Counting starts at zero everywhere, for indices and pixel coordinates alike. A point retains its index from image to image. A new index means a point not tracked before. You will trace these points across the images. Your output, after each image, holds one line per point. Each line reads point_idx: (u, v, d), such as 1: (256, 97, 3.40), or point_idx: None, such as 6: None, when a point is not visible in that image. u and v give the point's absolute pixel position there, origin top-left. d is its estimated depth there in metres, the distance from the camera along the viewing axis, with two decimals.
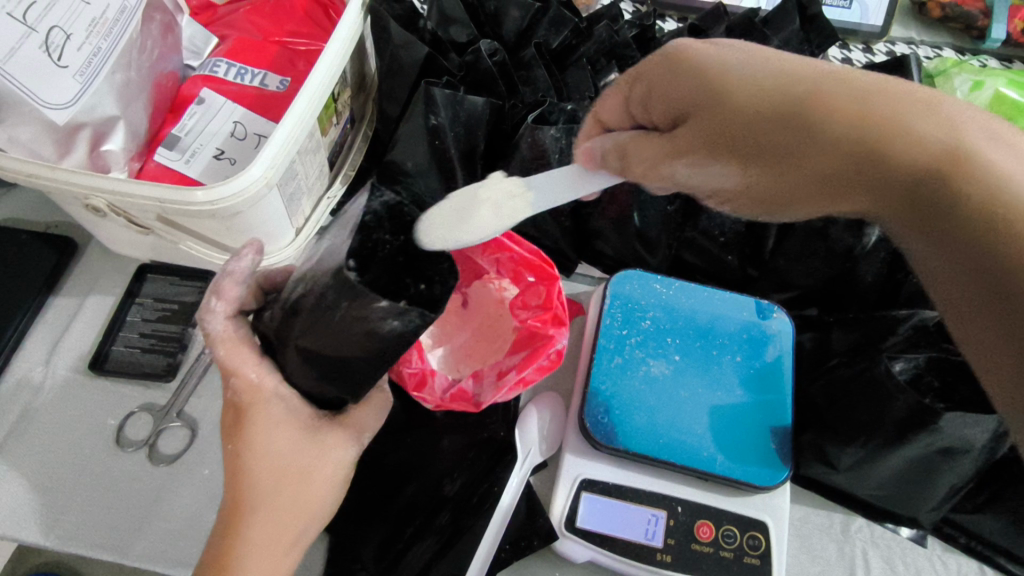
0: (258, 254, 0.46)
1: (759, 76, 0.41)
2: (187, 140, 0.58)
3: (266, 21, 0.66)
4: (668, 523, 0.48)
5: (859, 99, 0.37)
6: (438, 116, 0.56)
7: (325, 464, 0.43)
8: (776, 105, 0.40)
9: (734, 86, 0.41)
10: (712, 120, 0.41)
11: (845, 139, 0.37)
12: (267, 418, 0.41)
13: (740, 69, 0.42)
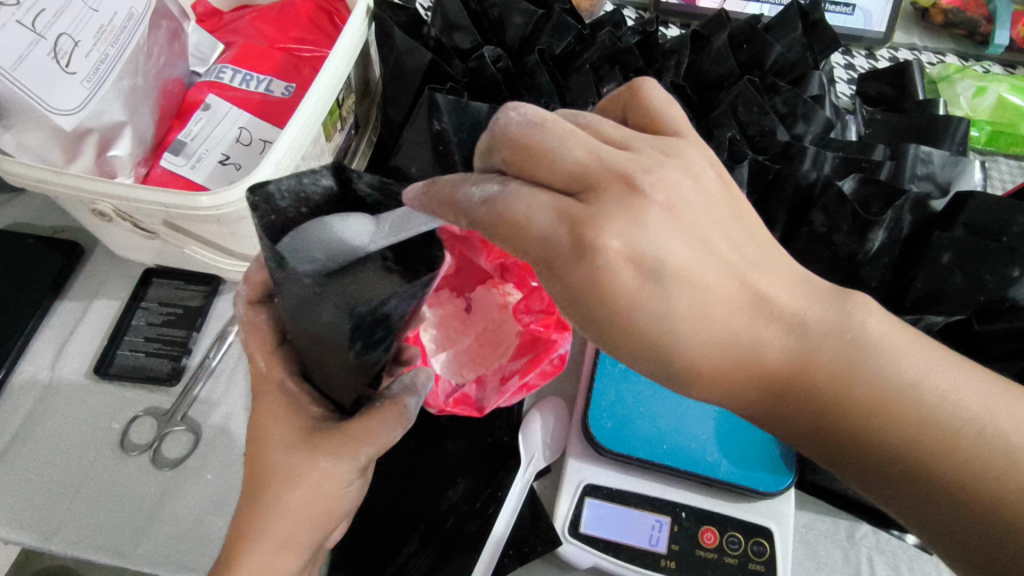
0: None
1: (687, 321, 0.32)
2: (193, 145, 0.59)
3: (272, 28, 0.67)
4: (672, 529, 0.48)
5: (753, 347, 0.33)
6: (442, 122, 0.56)
7: (312, 468, 0.39)
8: (716, 356, 0.33)
9: (675, 333, 0.32)
10: (641, 350, 0.33)
11: (788, 412, 0.34)
12: (278, 404, 0.41)
13: (686, 319, 0.32)
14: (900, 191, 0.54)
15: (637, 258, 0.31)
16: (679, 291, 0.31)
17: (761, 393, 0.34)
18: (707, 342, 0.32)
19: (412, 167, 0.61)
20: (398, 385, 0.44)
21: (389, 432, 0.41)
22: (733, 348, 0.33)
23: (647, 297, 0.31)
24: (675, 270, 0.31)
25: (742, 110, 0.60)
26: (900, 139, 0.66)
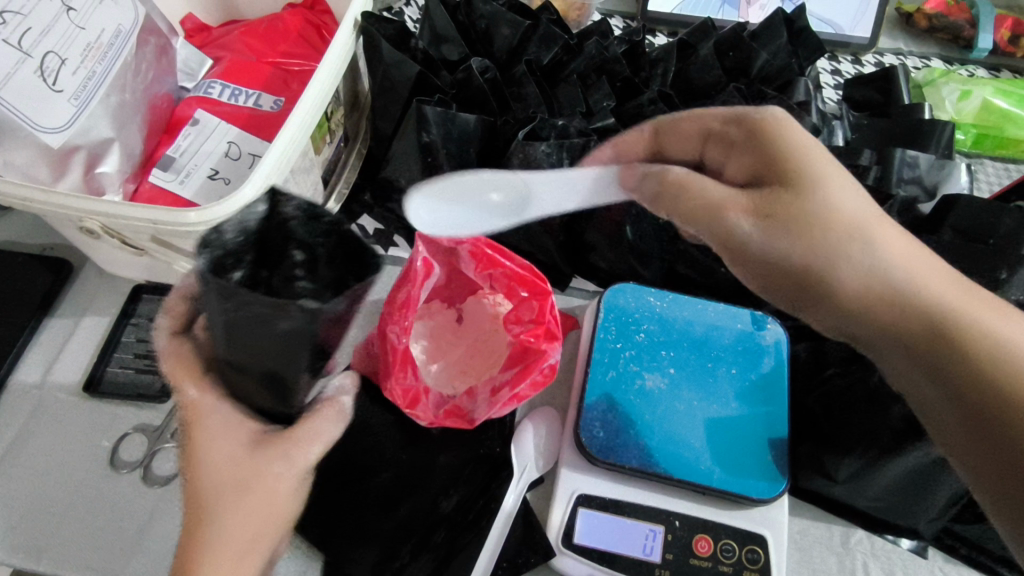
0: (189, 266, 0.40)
1: (840, 186, 0.44)
2: (182, 160, 0.59)
3: (260, 42, 0.68)
4: (666, 538, 0.47)
5: (916, 275, 0.41)
6: (430, 134, 0.57)
7: (265, 476, 0.40)
8: (858, 216, 0.43)
9: (831, 193, 0.44)
10: (824, 203, 0.43)
11: (934, 302, 0.39)
12: (213, 424, 0.40)
13: (840, 190, 0.44)
14: (885, 196, 0.56)
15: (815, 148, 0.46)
16: (842, 179, 0.44)
17: (905, 288, 0.41)
18: (874, 227, 0.43)
19: (402, 178, 0.61)
20: (330, 390, 0.47)
21: (332, 427, 0.43)
22: (869, 221, 0.43)
23: (817, 157, 0.45)
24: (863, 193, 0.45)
25: None
26: (888, 142, 0.67)
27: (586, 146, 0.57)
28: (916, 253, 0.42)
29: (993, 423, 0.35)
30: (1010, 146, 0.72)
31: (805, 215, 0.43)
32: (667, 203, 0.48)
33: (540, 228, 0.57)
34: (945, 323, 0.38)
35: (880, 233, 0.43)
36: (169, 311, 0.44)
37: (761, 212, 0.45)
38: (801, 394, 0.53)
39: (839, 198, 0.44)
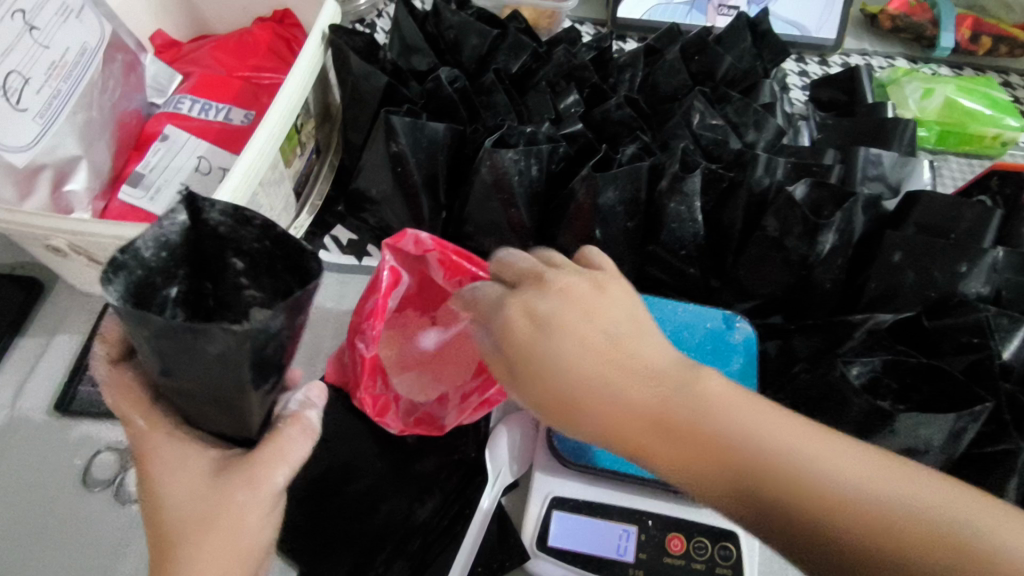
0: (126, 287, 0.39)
1: (562, 330, 0.34)
2: (152, 176, 0.59)
3: (231, 57, 0.68)
4: (640, 537, 0.48)
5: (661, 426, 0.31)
6: (399, 143, 0.57)
7: (230, 506, 0.36)
8: (599, 347, 0.34)
9: (581, 346, 0.34)
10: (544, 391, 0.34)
11: (791, 501, 0.29)
12: (168, 453, 0.37)
13: (580, 321, 0.35)
14: (848, 194, 0.56)
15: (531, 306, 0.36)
16: (606, 344, 0.34)
17: (737, 483, 0.30)
18: (644, 403, 0.32)
19: (374, 189, 0.62)
20: (293, 403, 0.43)
21: (302, 446, 0.40)
22: (634, 378, 0.33)
23: (555, 317, 0.35)
24: (561, 315, 0.35)
25: (694, 120, 0.61)
26: (853, 141, 0.68)
27: (553, 152, 0.57)
28: (678, 373, 0.33)
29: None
30: (974, 142, 0.74)
31: (631, 430, 0.32)
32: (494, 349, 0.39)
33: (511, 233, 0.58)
34: (837, 514, 0.28)
35: (696, 396, 0.32)
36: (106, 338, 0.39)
37: (556, 402, 0.34)
38: (773, 390, 0.53)
39: (573, 356, 0.33)
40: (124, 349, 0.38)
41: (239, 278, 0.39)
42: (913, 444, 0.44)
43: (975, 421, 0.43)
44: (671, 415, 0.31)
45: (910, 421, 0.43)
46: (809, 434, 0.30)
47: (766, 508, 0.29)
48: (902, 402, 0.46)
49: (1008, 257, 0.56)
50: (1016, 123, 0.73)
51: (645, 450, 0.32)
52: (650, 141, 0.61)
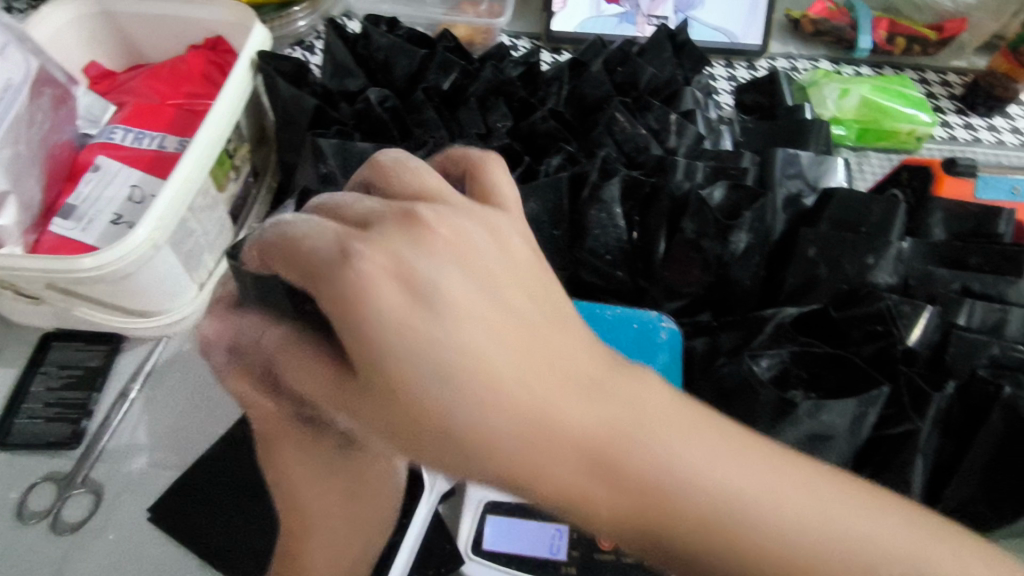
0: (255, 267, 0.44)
1: (409, 357, 0.26)
2: (84, 207, 0.59)
3: (164, 85, 0.69)
4: (572, 535, 0.49)
5: (592, 458, 0.26)
6: (328, 165, 0.58)
7: (366, 489, 0.45)
8: (491, 341, 0.26)
9: (484, 386, 0.26)
10: (423, 418, 0.26)
11: (711, 536, 0.26)
12: (292, 447, 0.42)
13: (473, 293, 0.27)
14: (761, 193, 0.58)
15: (406, 276, 0.26)
16: (482, 342, 0.26)
17: (658, 521, 0.26)
18: (553, 417, 0.26)
19: None
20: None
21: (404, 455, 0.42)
22: (543, 416, 0.25)
23: (420, 348, 0.26)
24: (457, 302, 0.26)
25: (617, 129, 0.64)
26: (773, 143, 0.71)
27: None
28: (566, 385, 0.26)
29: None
30: (891, 138, 0.77)
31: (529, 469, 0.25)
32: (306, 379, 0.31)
33: None
34: (749, 555, 0.26)
35: (604, 434, 0.26)
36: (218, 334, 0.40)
37: (426, 443, 0.26)
38: (699, 383, 0.55)
39: (451, 374, 0.26)
40: (240, 348, 0.39)
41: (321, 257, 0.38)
42: (821, 429, 0.46)
43: (873, 411, 0.46)
44: (605, 460, 0.26)
45: (811, 408, 0.45)
46: (740, 458, 0.27)
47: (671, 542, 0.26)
48: (814, 390, 0.49)
49: (915, 247, 0.58)
50: (928, 118, 0.76)
51: (536, 488, 0.26)
52: (575, 151, 0.64)
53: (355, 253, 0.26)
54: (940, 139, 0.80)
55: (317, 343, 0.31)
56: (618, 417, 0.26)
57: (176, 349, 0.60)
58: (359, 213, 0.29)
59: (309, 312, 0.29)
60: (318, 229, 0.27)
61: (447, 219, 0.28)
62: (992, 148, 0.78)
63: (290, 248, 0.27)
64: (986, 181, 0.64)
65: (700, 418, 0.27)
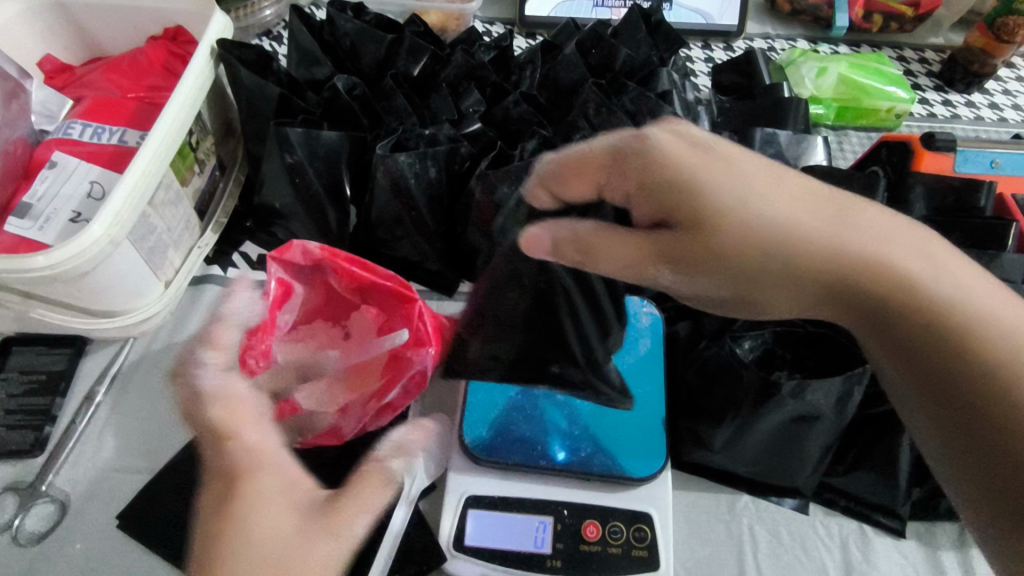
0: (251, 292, 0.52)
1: (784, 194, 0.43)
2: (40, 206, 0.57)
3: (125, 78, 0.67)
4: (556, 527, 0.48)
5: (760, 229, 0.43)
6: (295, 155, 0.57)
7: (307, 559, 0.36)
8: (693, 168, 0.44)
9: (767, 207, 0.43)
10: (720, 220, 0.43)
11: (859, 264, 0.40)
12: (269, 487, 0.39)
13: (698, 169, 0.44)
14: None
15: (688, 140, 0.46)
16: (772, 180, 0.44)
17: (839, 268, 0.41)
18: (798, 225, 0.42)
19: (278, 201, 0.61)
20: (388, 449, 0.45)
21: (380, 496, 0.41)
22: (845, 223, 0.42)
23: (672, 173, 0.44)
24: (723, 151, 0.45)
25: (593, 112, 0.62)
26: (751, 123, 0.70)
27: (453, 153, 0.57)
28: (853, 207, 0.43)
29: (978, 444, 0.34)
30: (870, 116, 0.77)
31: (813, 249, 0.41)
32: (599, 250, 0.46)
33: (417, 234, 0.60)
34: (910, 287, 0.38)
35: (854, 221, 0.42)
36: (216, 345, 0.46)
37: (751, 246, 0.43)
38: (681, 368, 0.53)
39: (694, 177, 0.44)
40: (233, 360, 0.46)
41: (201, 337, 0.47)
42: (804, 410, 0.45)
43: (852, 404, 0.46)
44: (808, 240, 0.41)
45: (794, 388, 0.44)
46: (894, 231, 0.41)
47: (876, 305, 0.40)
48: (796, 371, 0.48)
49: None
50: (906, 95, 0.76)
51: (828, 249, 0.41)
52: (551, 135, 0.62)
53: (651, 135, 0.46)
54: (919, 116, 0.79)
55: (581, 223, 0.47)
56: (876, 221, 0.42)
57: (143, 351, 0.58)
58: (587, 153, 0.48)
59: (583, 232, 0.46)
60: (594, 145, 0.48)
61: (699, 130, 0.47)
62: (971, 124, 0.78)
63: (591, 157, 0.47)
64: (966, 156, 0.63)
65: (850, 205, 0.43)
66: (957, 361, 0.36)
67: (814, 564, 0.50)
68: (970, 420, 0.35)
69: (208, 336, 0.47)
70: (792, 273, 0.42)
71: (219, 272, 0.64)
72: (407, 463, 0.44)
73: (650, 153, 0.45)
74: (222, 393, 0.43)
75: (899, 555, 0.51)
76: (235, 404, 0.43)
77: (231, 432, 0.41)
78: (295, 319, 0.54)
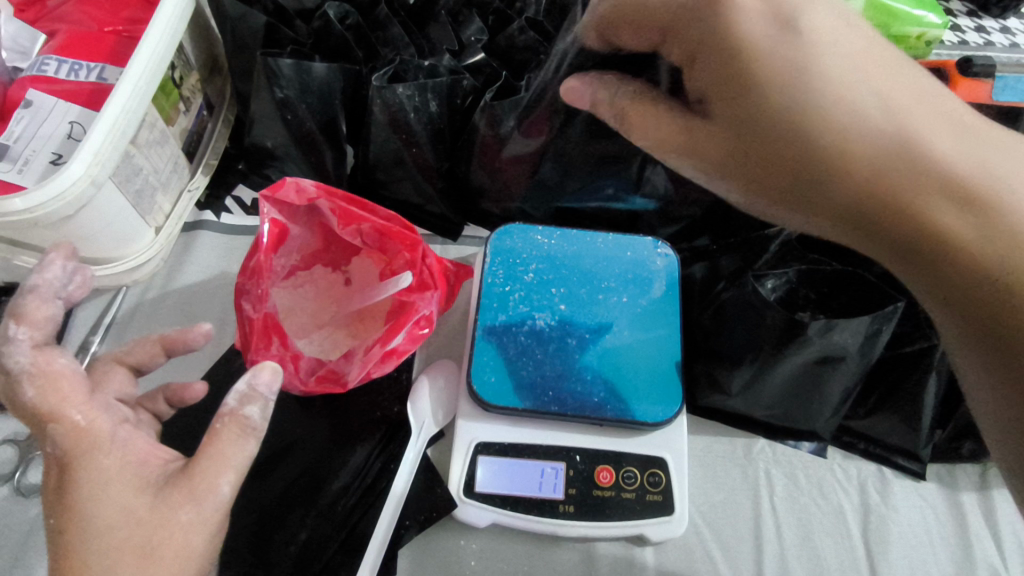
0: (71, 262, 0.38)
1: (835, 70, 0.36)
2: (18, 147, 0.53)
3: (101, 10, 0.62)
4: (567, 474, 0.47)
5: (798, 122, 0.37)
6: (284, 89, 0.52)
7: (170, 531, 0.32)
8: (742, 39, 0.37)
9: (808, 83, 0.36)
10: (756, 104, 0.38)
11: (950, 171, 0.34)
12: (114, 465, 0.33)
13: (753, 42, 0.37)
14: None
15: (773, 11, 0.37)
16: (839, 74, 0.36)
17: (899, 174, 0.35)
18: (849, 122, 0.35)
19: (270, 141, 0.57)
20: (233, 395, 0.37)
21: (242, 448, 0.35)
22: (877, 118, 0.35)
23: (732, 43, 0.37)
24: (806, 29, 0.36)
25: None
26: None
27: (456, 85, 0.53)
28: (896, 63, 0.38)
29: (983, 327, 0.34)
30: (898, 44, 0.72)
31: (830, 137, 0.36)
32: (637, 122, 0.44)
33: (420, 176, 0.57)
34: (926, 215, 0.35)
35: (886, 110, 0.35)
36: (25, 320, 0.34)
37: (756, 137, 0.39)
38: (696, 311, 0.52)
39: (750, 47, 0.37)
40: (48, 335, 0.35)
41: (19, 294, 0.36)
42: (828, 351, 0.43)
43: (882, 341, 0.44)
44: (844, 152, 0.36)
45: (821, 329, 0.41)
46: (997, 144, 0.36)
47: (875, 201, 0.36)
48: (823, 310, 0.46)
49: None
50: (939, 20, 0.71)
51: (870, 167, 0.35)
52: (559, 65, 0.58)
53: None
54: (950, 44, 0.74)
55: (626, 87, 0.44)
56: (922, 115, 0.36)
57: (137, 300, 0.56)
58: (661, 9, 0.41)
59: (626, 104, 0.44)
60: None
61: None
62: (1007, 51, 0.73)
63: (630, 6, 0.42)
64: (1007, 83, 0.58)
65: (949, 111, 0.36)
66: (937, 248, 0.35)
67: (831, 506, 0.49)
68: (969, 304, 0.34)
69: (16, 311, 0.35)
70: (762, 144, 0.38)
71: (212, 217, 0.61)
72: (266, 406, 0.37)
73: (712, 22, 0.38)
74: (35, 370, 0.33)
75: (919, 498, 0.50)
76: (57, 379, 0.33)
77: (55, 414, 0.33)
78: (293, 263, 0.53)
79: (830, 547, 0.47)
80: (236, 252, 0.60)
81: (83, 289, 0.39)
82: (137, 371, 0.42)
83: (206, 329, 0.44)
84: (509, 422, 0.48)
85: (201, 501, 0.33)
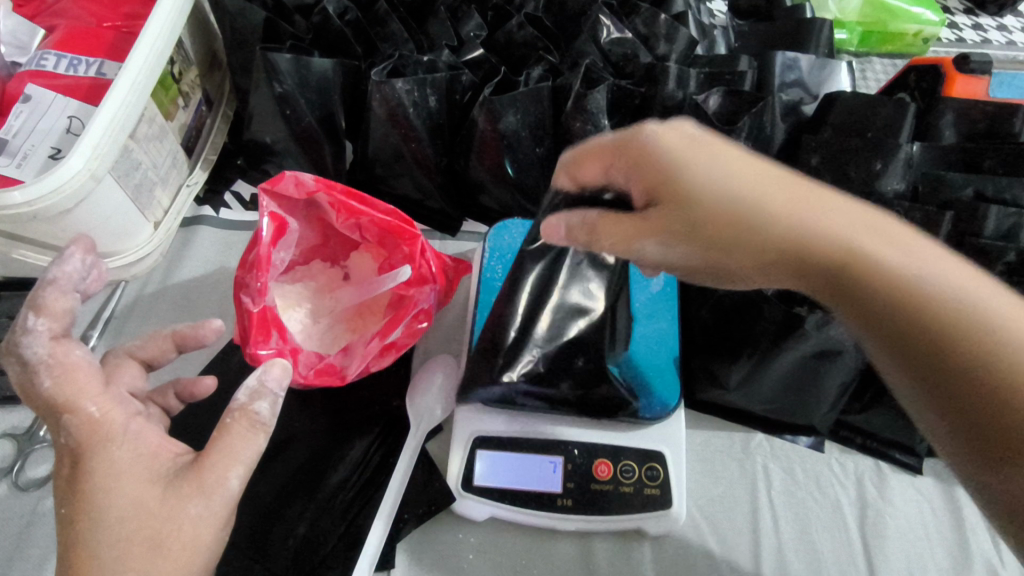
0: (89, 257, 0.39)
1: (753, 171, 0.36)
2: (17, 141, 0.53)
3: (100, 6, 0.62)
4: (566, 468, 0.47)
5: (730, 222, 0.35)
6: (284, 84, 0.52)
7: (178, 523, 0.32)
8: (662, 157, 0.37)
9: (729, 182, 0.35)
10: (687, 212, 0.36)
11: (905, 266, 0.31)
12: (124, 456, 0.33)
13: (671, 159, 0.37)
14: (761, 96, 0.53)
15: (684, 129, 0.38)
16: (757, 181, 0.35)
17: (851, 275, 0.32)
18: (777, 223, 0.34)
19: (269, 137, 0.57)
20: (243, 391, 0.37)
21: (252, 442, 0.36)
22: (808, 215, 0.34)
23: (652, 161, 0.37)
24: (714, 145, 0.37)
25: (602, 35, 0.57)
26: (770, 47, 0.66)
27: (454, 80, 0.53)
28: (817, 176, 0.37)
29: (975, 418, 0.28)
30: (895, 41, 0.72)
31: (762, 237, 0.34)
32: (606, 229, 0.40)
33: (419, 172, 0.57)
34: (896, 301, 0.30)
35: (819, 206, 0.34)
36: (44, 312, 0.34)
37: (706, 232, 0.36)
38: (694, 305, 0.52)
39: (668, 163, 0.37)
40: (64, 327, 0.35)
41: (38, 285, 0.36)
42: (826, 345, 0.43)
43: None
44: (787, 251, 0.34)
45: (819, 323, 0.41)
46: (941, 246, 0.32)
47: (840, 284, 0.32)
48: None
49: (924, 151, 0.55)
50: (936, 17, 0.71)
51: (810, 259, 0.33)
52: (557, 61, 0.58)
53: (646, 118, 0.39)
54: (947, 41, 0.74)
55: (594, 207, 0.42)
56: (855, 214, 0.33)
57: (135, 295, 0.56)
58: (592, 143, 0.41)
59: (592, 218, 0.41)
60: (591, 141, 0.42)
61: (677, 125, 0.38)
62: (1003, 48, 0.73)
63: (602, 146, 0.40)
64: (1002, 80, 0.59)
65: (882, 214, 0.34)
66: (921, 337, 0.30)
67: (829, 501, 0.49)
68: (961, 398, 0.28)
69: (35, 302, 0.35)
70: (699, 244, 0.37)
71: (210, 212, 0.61)
72: (275, 402, 0.38)
73: (637, 137, 0.38)
74: (53, 361, 0.33)
75: (916, 491, 0.50)
76: (74, 371, 0.34)
77: (61, 405, 0.33)
78: (292, 258, 0.53)
79: (828, 541, 0.48)
80: (235, 247, 0.60)
81: (97, 284, 0.39)
82: (149, 365, 0.42)
83: (218, 325, 0.43)
84: (510, 416, 0.48)
85: (209, 495, 0.33)
